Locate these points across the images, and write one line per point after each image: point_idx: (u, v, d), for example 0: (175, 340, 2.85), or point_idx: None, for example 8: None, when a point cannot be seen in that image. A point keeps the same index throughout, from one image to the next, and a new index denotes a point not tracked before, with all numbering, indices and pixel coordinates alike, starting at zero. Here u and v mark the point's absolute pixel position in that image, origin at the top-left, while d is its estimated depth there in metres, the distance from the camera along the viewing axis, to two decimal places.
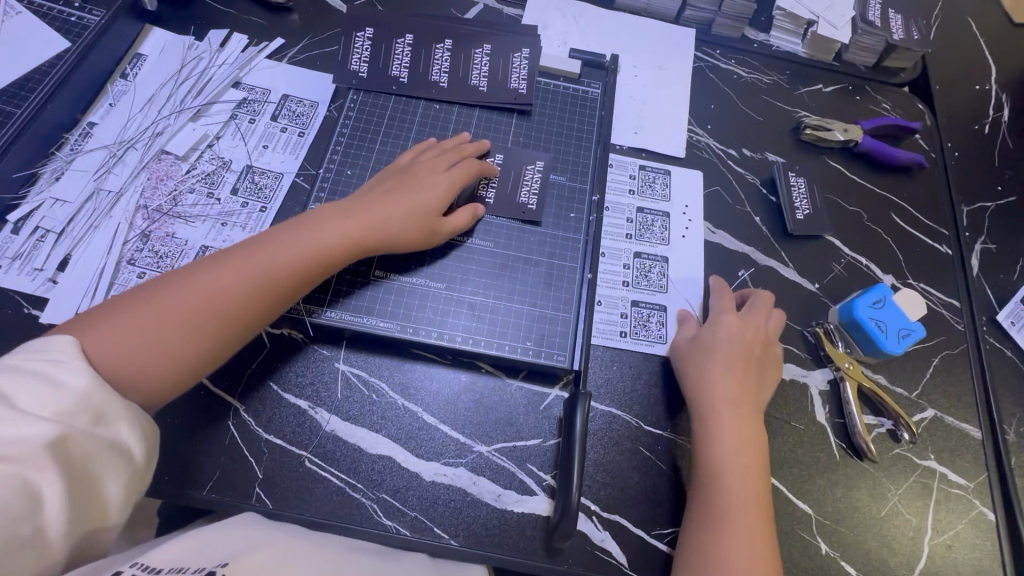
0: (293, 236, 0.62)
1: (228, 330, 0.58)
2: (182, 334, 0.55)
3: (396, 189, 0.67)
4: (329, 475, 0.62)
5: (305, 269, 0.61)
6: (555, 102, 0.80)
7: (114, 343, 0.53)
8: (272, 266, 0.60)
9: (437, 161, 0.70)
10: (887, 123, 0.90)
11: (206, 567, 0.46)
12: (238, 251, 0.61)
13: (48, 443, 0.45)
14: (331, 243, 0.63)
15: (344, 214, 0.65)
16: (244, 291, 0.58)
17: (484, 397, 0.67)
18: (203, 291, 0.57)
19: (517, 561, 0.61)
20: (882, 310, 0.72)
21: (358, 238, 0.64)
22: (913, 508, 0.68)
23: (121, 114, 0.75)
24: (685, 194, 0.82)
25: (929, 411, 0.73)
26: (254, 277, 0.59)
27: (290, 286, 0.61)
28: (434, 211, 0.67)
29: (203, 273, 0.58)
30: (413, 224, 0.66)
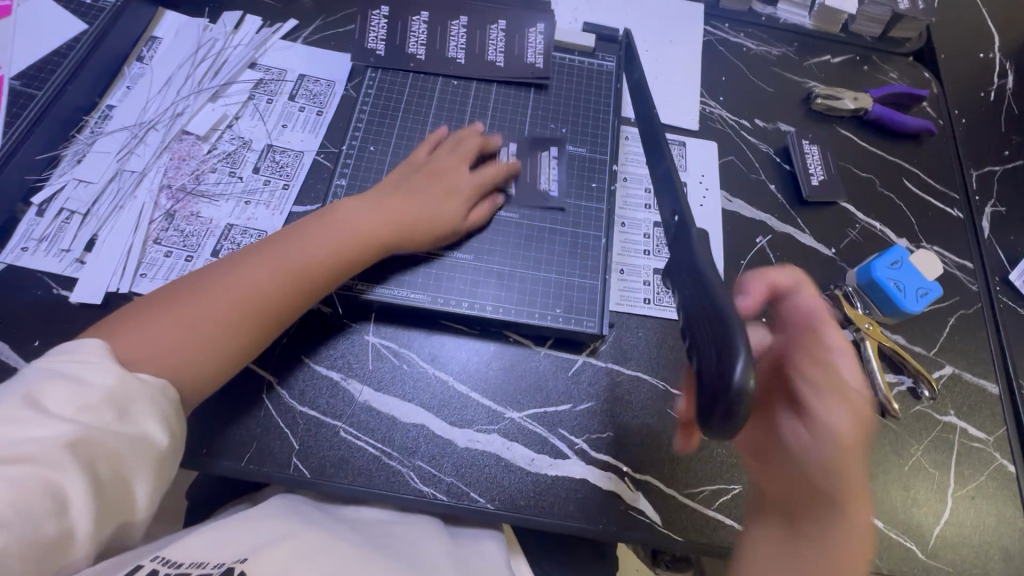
0: (321, 232, 0.63)
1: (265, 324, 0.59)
2: (220, 331, 0.56)
3: (418, 189, 0.68)
4: (364, 444, 0.63)
5: (336, 265, 0.62)
6: (573, 76, 0.80)
7: (155, 341, 0.53)
8: (304, 262, 0.61)
9: (455, 158, 0.71)
10: (895, 91, 0.91)
11: (224, 564, 0.47)
12: (268, 248, 0.61)
13: (66, 444, 0.44)
14: (359, 240, 0.64)
15: (370, 211, 0.66)
16: (279, 285, 0.59)
17: (513, 365, 0.68)
18: (239, 288, 0.58)
19: (552, 522, 0.62)
20: (900, 271, 0.74)
21: (387, 236, 0.65)
22: (935, 463, 0.70)
23: (139, 96, 0.75)
24: (701, 165, 0.83)
25: (948, 368, 0.75)
26: (289, 272, 0.60)
27: (324, 281, 0.62)
28: (457, 212, 0.69)
29: (235, 270, 0.59)
30: (438, 223, 0.67)
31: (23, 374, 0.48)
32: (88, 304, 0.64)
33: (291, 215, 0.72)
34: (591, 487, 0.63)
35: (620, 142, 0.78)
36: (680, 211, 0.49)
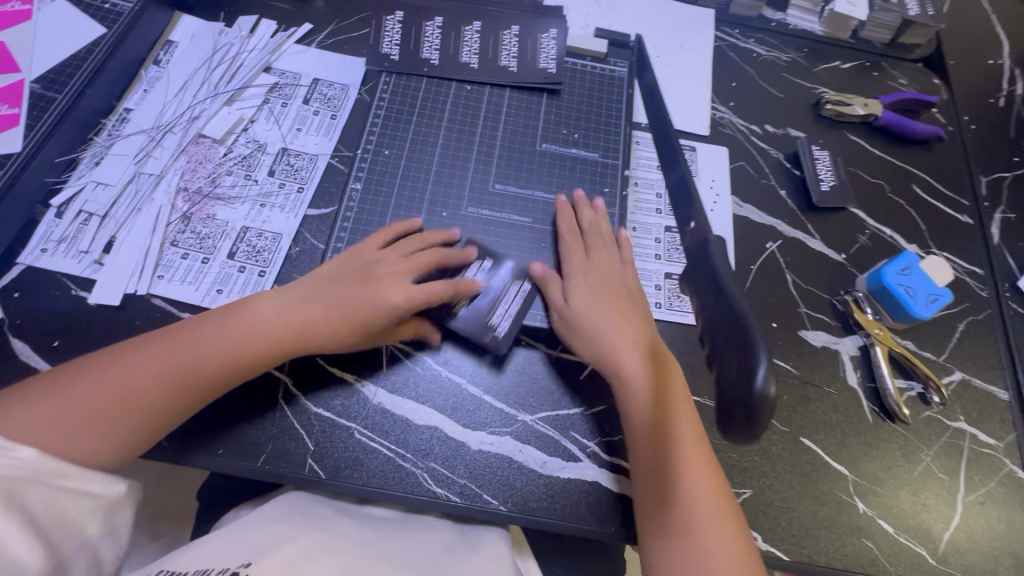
0: (225, 327, 0.60)
1: (146, 424, 0.56)
2: (98, 431, 0.54)
3: (347, 298, 0.63)
4: (378, 446, 0.63)
5: (232, 368, 0.59)
6: (584, 81, 0.81)
7: (37, 429, 0.52)
8: (199, 362, 0.58)
9: (400, 266, 0.65)
10: (906, 97, 0.91)
11: (229, 568, 0.48)
12: (164, 340, 0.59)
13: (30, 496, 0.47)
14: (267, 343, 0.60)
15: (284, 314, 0.62)
16: (167, 385, 0.57)
17: (525, 368, 0.69)
18: (123, 384, 0.56)
19: (565, 525, 0.62)
20: (910, 276, 0.74)
21: (293, 340, 0.61)
22: (945, 468, 0.70)
23: (156, 99, 0.76)
24: (711, 171, 0.84)
25: (957, 374, 0.75)
26: (183, 366, 0.58)
27: (218, 383, 0.59)
28: (386, 329, 0.64)
29: (127, 361, 0.57)
30: (361, 337, 0.63)
31: None
32: (108, 306, 0.65)
33: (306, 218, 0.73)
34: (603, 490, 0.64)
35: (632, 147, 0.79)
36: (698, 221, 0.50)
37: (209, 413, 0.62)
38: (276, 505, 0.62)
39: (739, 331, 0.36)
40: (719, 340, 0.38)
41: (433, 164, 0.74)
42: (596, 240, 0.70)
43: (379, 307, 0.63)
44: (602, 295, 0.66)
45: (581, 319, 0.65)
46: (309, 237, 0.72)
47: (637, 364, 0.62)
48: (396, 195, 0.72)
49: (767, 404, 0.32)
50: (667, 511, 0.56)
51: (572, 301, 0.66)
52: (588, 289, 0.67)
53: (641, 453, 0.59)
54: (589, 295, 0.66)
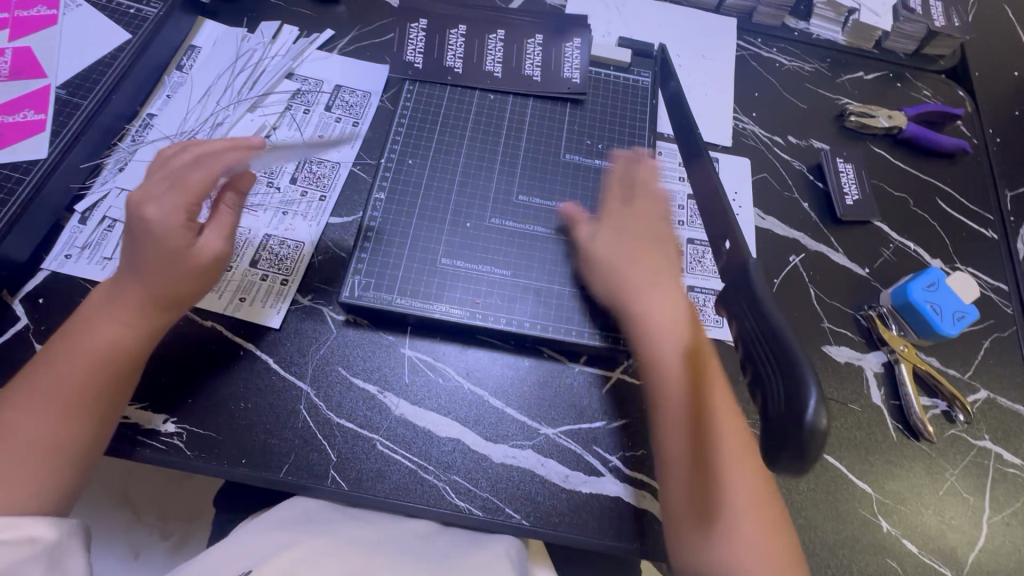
0: (70, 343, 0.55)
1: (56, 461, 0.52)
2: (3, 485, 0.50)
3: (127, 238, 0.58)
4: (400, 458, 0.63)
5: (104, 371, 0.55)
6: (608, 91, 0.80)
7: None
8: (65, 383, 0.54)
9: (153, 185, 0.59)
10: (930, 109, 0.90)
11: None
12: (24, 385, 0.54)
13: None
14: (109, 331, 0.56)
15: (109, 293, 0.58)
16: (54, 420, 0.53)
17: (548, 381, 0.68)
18: (14, 434, 0.51)
19: (588, 540, 0.62)
20: (936, 293, 0.73)
21: (141, 302, 0.57)
22: (970, 488, 0.69)
23: (179, 105, 0.76)
24: (734, 182, 0.83)
25: (983, 392, 0.74)
26: (58, 393, 0.53)
27: (97, 392, 0.54)
28: (178, 243, 0.57)
29: (5, 412, 0.52)
30: (165, 266, 0.57)
31: None
32: None
33: (329, 226, 0.73)
34: (626, 505, 0.64)
35: (655, 158, 0.78)
36: (734, 239, 0.50)
37: (234, 423, 0.62)
38: (283, 509, 0.60)
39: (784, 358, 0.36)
40: (761, 367, 0.38)
41: (456, 172, 0.73)
42: (642, 195, 0.69)
43: (145, 228, 0.57)
44: (640, 244, 0.67)
45: (601, 265, 0.67)
46: (332, 246, 0.72)
47: (657, 319, 0.63)
48: (419, 204, 0.72)
49: (818, 437, 0.32)
50: (698, 462, 0.57)
51: (592, 247, 0.68)
52: (612, 236, 0.68)
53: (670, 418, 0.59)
54: (617, 241, 0.67)
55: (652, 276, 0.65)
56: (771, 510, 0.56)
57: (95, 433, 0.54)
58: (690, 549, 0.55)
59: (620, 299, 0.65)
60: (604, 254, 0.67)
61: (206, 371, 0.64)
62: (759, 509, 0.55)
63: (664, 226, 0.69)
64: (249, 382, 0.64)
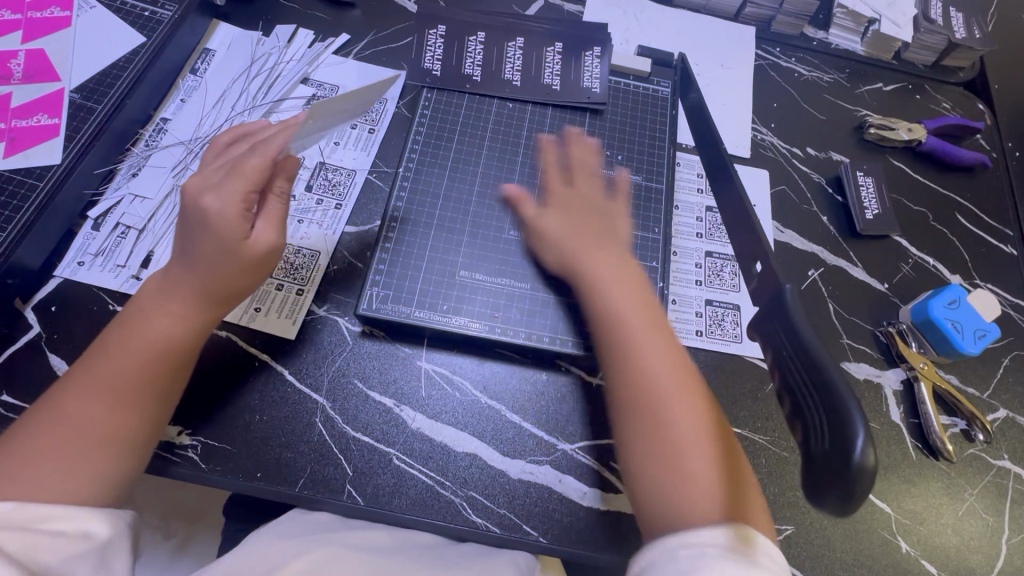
0: (125, 331, 0.55)
1: (109, 452, 0.51)
2: (58, 473, 0.48)
3: (183, 229, 0.57)
4: (417, 473, 0.62)
5: (157, 361, 0.54)
6: (627, 100, 0.79)
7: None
8: (120, 373, 0.52)
9: (214, 176, 0.57)
10: (950, 122, 0.90)
11: None
12: (80, 372, 0.53)
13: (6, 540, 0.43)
14: (163, 321, 0.55)
15: (161, 283, 0.57)
16: (108, 409, 0.51)
17: (565, 396, 0.68)
18: (72, 423, 0.50)
19: (605, 558, 0.61)
20: (957, 310, 0.73)
21: (197, 292, 0.56)
22: (989, 508, 0.69)
23: (194, 110, 0.75)
24: (752, 194, 0.82)
25: (1001, 411, 0.74)
26: (114, 382, 0.52)
27: (150, 383, 0.53)
28: (234, 234, 0.55)
29: (61, 401, 0.51)
30: (217, 255, 0.55)
31: None
32: None
33: (345, 235, 0.72)
34: None
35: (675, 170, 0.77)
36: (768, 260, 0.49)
37: (249, 436, 0.62)
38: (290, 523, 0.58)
39: (826, 392, 0.35)
40: (799, 400, 0.37)
41: (475, 181, 0.72)
42: (580, 175, 0.70)
43: (202, 219, 0.55)
44: (560, 212, 0.67)
45: (549, 237, 0.66)
46: (348, 255, 0.71)
47: (611, 286, 0.61)
48: (437, 215, 0.70)
49: (865, 478, 0.31)
50: (644, 401, 0.54)
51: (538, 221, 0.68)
52: (558, 213, 0.67)
53: (638, 393, 0.55)
54: (559, 210, 0.67)
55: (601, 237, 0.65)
56: (731, 457, 0.53)
57: (147, 425, 0.53)
58: (657, 505, 0.51)
59: (575, 275, 0.63)
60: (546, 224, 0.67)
61: (220, 382, 0.63)
62: (714, 444, 0.53)
63: (604, 197, 0.69)
64: (264, 393, 0.63)
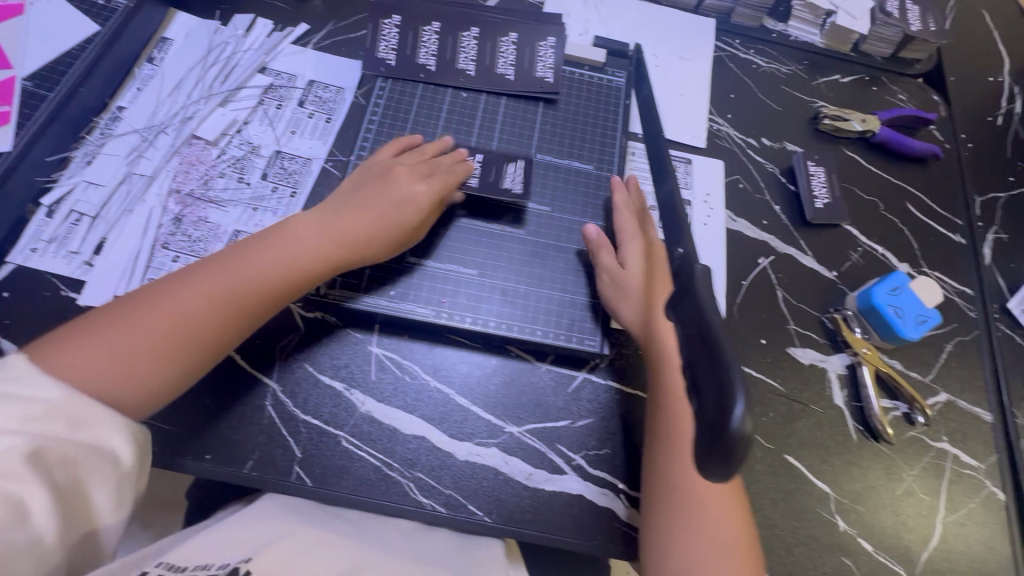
0: (264, 251, 0.61)
1: (205, 346, 0.57)
2: (162, 351, 0.55)
3: (372, 196, 0.66)
4: (365, 454, 0.64)
5: (270, 295, 0.60)
6: (581, 91, 0.80)
7: (73, 371, 0.52)
8: (243, 283, 0.59)
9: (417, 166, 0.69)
10: (905, 113, 0.91)
11: (229, 564, 0.50)
12: (216, 262, 0.60)
13: (31, 453, 0.45)
14: (295, 261, 0.61)
15: (319, 223, 0.64)
16: (202, 319, 0.57)
17: (513, 379, 0.69)
18: (172, 314, 0.56)
19: (549, 536, 0.63)
20: (899, 297, 0.75)
21: (340, 252, 0.63)
22: (927, 488, 0.71)
23: (150, 98, 0.76)
24: (706, 184, 0.84)
25: (943, 395, 0.76)
26: (223, 297, 0.58)
27: (250, 312, 0.59)
28: (409, 218, 0.66)
29: (175, 290, 0.57)
30: (390, 233, 0.65)
31: None
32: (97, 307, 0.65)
33: None
34: (586, 502, 0.65)
35: (627, 159, 0.79)
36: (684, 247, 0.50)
37: (198, 417, 0.63)
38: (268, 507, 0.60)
39: (717, 363, 0.36)
40: (695, 375, 0.38)
41: None
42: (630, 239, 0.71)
43: (403, 199, 0.66)
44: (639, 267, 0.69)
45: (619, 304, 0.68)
46: None
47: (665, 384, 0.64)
48: None
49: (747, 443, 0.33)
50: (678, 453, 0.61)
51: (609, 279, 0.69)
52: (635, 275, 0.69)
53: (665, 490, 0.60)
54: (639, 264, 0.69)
55: (665, 297, 0.66)
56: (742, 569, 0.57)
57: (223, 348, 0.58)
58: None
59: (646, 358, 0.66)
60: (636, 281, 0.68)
61: None
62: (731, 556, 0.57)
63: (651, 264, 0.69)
64: (213, 376, 0.64)
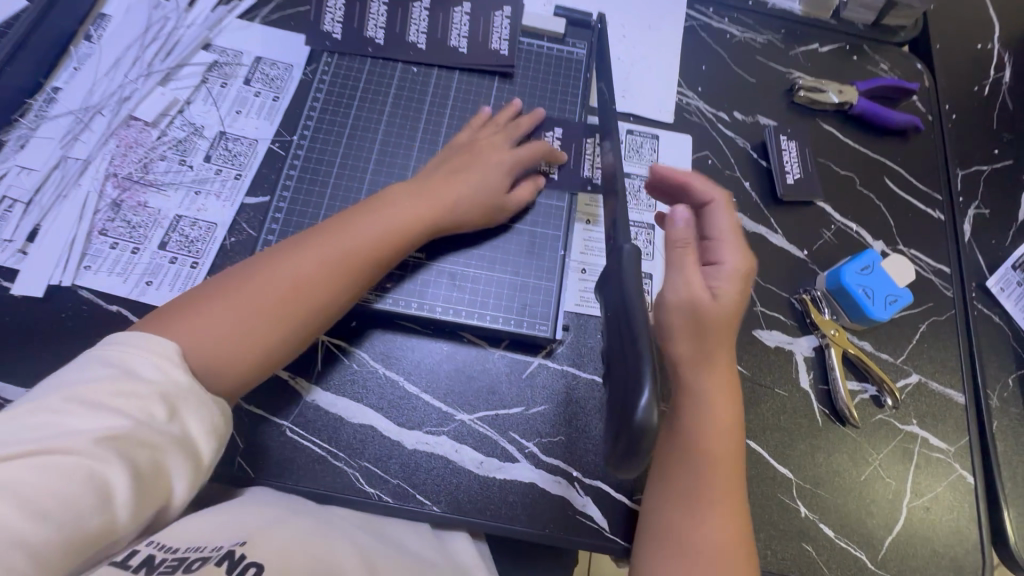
0: (370, 218, 0.61)
1: (323, 307, 0.58)
2: (283, 312, 0.56)
3: (463, 164, 0.67)
4: (310, 444, 0.62)
5: (378, 261, 0.61)
6: (539, 64, 0.78)
7: (203, 334, 0.52)
8: (355, 246, 0.60)
9: (500, 138, 0.70)
10: (883, 83, 0.87)
11: (223, 546, 0.46)
12: (324, 228, 0.60)
13: (122, 435, 0.44)
14: (399, 227, 0.62)
15: (420, 192, 0.64)
16: (317, 284, 0.58)
17: (465, 366, 0.67)
18: (291, 277, 0.57)
19: (500, 526, 0.61)
20: (870, 276, 0.72)
21: (438, 218, 0.64)
22: (893, 472, 0.69)
23: (87, 77, 0.73)
24: (674, 161, 0.80)
25: (913, 377, 0.73)
26: (335, 263, 0.58)
27: (360, 278, 0.60)
28: (503, 186, 0.68)
29: (290, 256, 0.58)
30: (484, 198, 0.67)
31: (79, 373, 0.47)
32: (30, 296, 0.63)
33: (243, 206, 0.70)
34: (539, 491, 0.63)
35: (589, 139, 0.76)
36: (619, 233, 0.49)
37: None
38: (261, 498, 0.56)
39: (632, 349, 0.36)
40: (619, 363, 0.38)
41: (373, 150, 0.72)
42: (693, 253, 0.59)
43: (495, 167, 0.68)
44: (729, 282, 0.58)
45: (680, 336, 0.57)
46: (246, 227, 0.69)
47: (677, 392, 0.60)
48: (332, 185, 0.70)
49: (651, 432, 0.33)
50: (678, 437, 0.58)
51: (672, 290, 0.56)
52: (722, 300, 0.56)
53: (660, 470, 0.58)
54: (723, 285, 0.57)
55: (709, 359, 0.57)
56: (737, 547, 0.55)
57: (336, 312, 0.59)
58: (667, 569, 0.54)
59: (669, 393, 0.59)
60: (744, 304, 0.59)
61: None
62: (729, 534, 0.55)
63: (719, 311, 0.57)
64: None
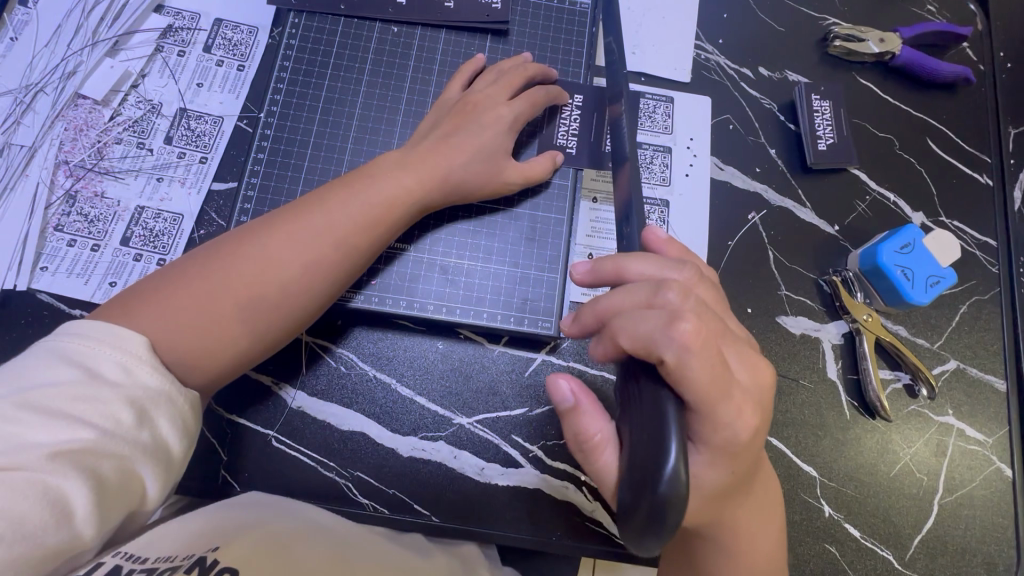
0: (349, 200, 0.54)
1: (302, 295, 0.52)
2: (255, 298, 0.50)
3: (456, 126, 0.59)
4: (298, 454, 0.58)
5: (360, 250, 0.54)
6: (538, 18, 0.69)
7: (165, 319, 0.47)
8: (335, 225, 0.53)
9: (495, 90, 0.61)
10: (931, 28, 0.76)
11: (196, 554, 0.41)
12: (300, 205, 0.54)
13: (82, 450, 0.39)
14: (382, 204, 0.55)
15: (409, 161, 0.57)
16: (294, 271, 0.51)
17: (462, 365, 0.62)
18: (265, 259, 0.51)
19: (505, 536, 0.58)
20: (910, 255, 0.64)
21: (426, 197, 0.57)
22: (925, 467, 0.64)
23: (25, 49, 0.64)
24: (690, 127, 0.72)
25: (951, 363, 0.67)
26: (315, 244, 0.52)
27: (343, 262, 0.54)
28: (502, 150, 0.60)
29: (263, 234, 0.52)
30: (484, 166, 0.59)
31: (34, 368, 0.41)
32: None
33: (211, 194, 0.63)
34: (545, 497, 0.59)
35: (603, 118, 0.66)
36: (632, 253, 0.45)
37: None
38: (240, 501, 0.51)
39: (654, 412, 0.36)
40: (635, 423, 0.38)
41: (351, 126, 0.64)
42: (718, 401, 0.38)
43: (499, 124, 0.60)
44: (747, 412, 0.40)
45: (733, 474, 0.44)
46: (216, 217, 0.62)
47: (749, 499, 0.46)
48: (307, 168, 0.62)
49: (680, 499, 0.33)
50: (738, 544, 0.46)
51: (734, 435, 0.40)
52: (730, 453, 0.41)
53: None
54: (742, 371, 0.42)
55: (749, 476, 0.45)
56: None
57: (316, 306, 0.54)
58: None
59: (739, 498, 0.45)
60: (772, 399, 0.43)
61: None
62: None
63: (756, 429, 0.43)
64: None
